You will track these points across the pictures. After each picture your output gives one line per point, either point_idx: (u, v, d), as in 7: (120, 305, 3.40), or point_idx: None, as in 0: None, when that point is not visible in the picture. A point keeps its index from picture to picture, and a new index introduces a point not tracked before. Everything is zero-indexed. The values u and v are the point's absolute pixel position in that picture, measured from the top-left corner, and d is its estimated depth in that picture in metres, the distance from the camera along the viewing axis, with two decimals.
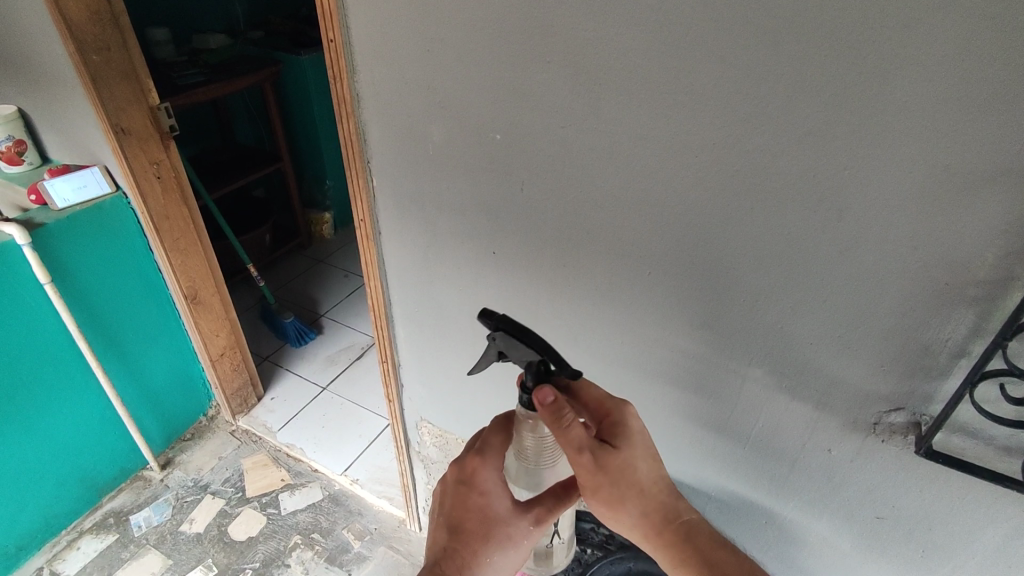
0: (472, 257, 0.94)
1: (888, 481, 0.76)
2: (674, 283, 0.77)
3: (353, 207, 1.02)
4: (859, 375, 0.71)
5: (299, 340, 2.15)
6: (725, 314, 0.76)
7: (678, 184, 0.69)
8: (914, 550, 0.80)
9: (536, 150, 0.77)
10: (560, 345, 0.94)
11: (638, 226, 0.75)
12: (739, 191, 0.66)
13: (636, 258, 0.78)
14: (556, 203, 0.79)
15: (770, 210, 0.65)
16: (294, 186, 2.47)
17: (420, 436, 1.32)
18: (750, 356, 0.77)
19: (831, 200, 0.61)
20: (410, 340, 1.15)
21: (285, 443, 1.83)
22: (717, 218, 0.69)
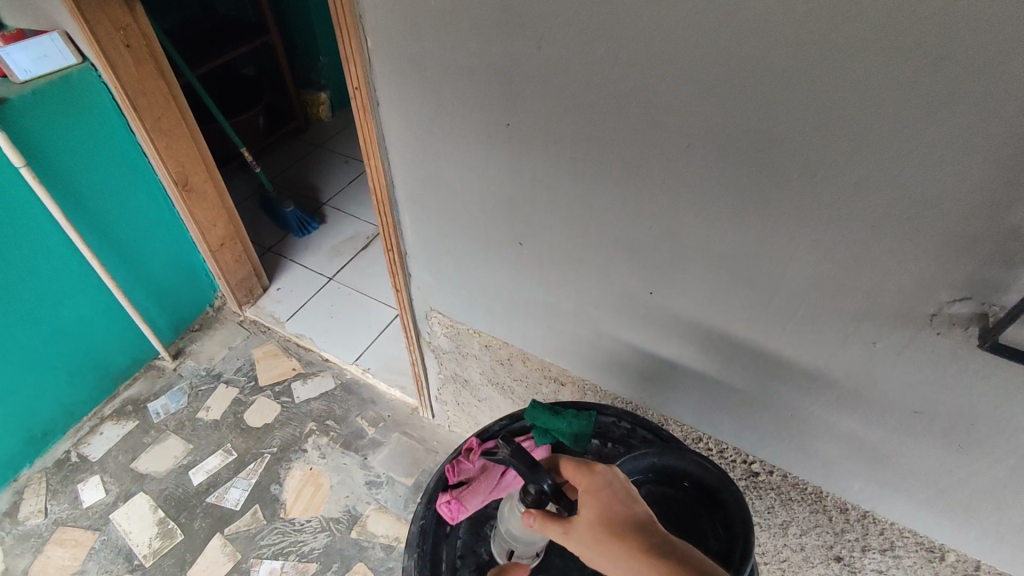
0: (484, 133, 0.83)
1: (934, 375, 0.71)
2: (716, 157, 0.67)
3: (345, 75, 0.89)
4: (923, 262, 0.63)
5: (301, 230, 2.07)
6: (773, 194, 0.66)
7: (734, 34, 0.57)
8: (947, 444, 0.77)
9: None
10: (580, 231, 0.86)
11: (679, 89, 0.63)
12: (810, 39, 0.54)
13: (674, 128, 0.67)
14: (583, 63, 0.67)
15: (846, 63, 0.54)
16: (285, 63, 2.28)
17: (430, 326, 1.28)
18: (796, 241, 0.69)
19: (926, 49, 0.50)
20: (417, 226, 1.07)
21: (295, 333, 1.81)
22: (779, 75, 0.57)
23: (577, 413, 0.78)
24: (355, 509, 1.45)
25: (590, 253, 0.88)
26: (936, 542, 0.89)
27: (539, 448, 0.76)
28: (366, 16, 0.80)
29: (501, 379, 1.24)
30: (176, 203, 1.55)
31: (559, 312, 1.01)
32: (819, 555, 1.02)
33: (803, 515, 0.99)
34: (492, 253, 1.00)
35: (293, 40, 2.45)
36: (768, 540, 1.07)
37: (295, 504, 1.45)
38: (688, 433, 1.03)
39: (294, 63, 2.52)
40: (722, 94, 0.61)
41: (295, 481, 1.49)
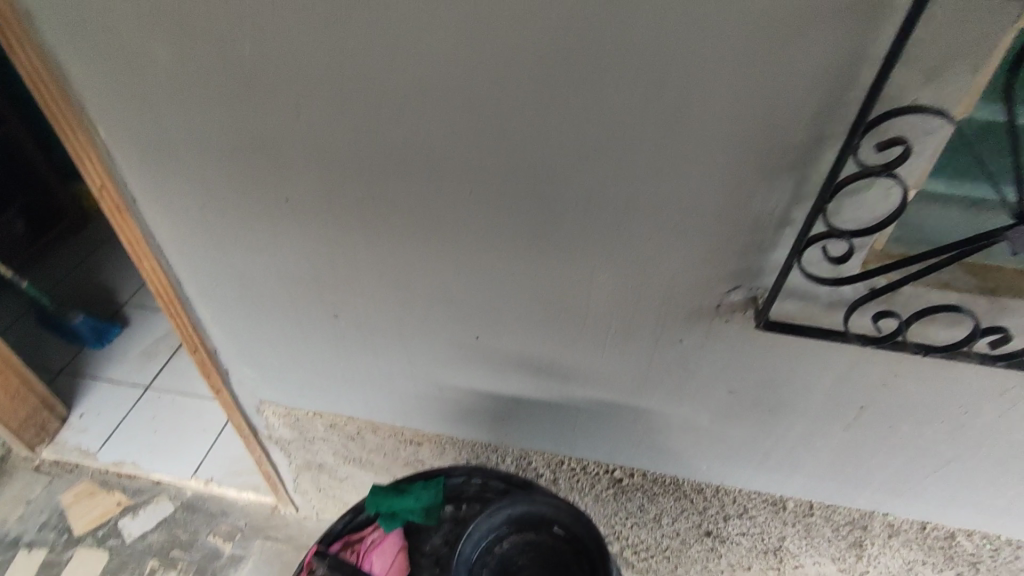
0: (261, 212, 0.77)
1: (734, 356, 0.78)
2: (496, 201, 0.68)
3: (85, 173, 0.78)
4: (698, 262, 0.69)
5: (99, 341, 1.80)
6: (558, 227, 0.69)
7: (472, 82, 0.58)
8: (759, 409, 0.85)
9: (292, 64, 0.61)
10: (394, 291, 0.83)
11: (446, 144, 0.64)
12: (545, 86, 0.57)
13: (448, 178, 0.67)
14: (340, 128, 0.65)
15: (576, 98, 0.57)
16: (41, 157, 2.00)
17: (264, 419, 1.16)
18: (587, 263, 0.72)
19: (635, 75, 0.55)
20: (218, 320, 0.97)
21: (112, 462, 1.56)
22: (529, 120, 0.60)
23: (425, 484, 0.76)
24: None
25: (406, 311, 0.86)
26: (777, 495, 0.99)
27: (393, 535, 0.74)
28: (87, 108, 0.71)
29: (356, 453, 1.16)
30: None
31: (396, 374, 0.97)
32: (693, 535, 1.08)
33: (669, 504, 1.05)
34: (309, 331, 0.93)
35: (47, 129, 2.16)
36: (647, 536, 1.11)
37: None
38: (549, 460, 1.04)
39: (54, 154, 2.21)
40: (480, 140, 0.63)
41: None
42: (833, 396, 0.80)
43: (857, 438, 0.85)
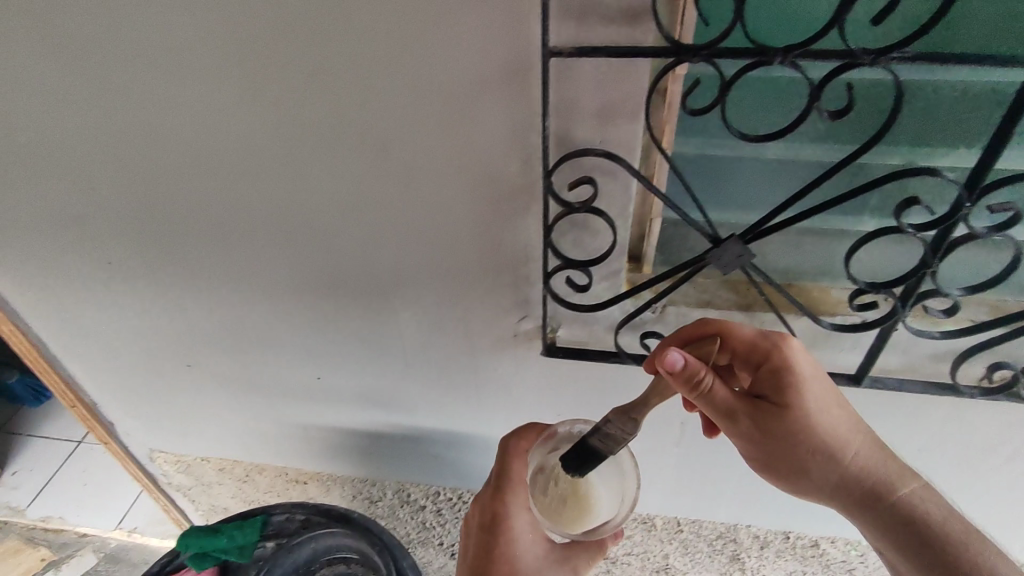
0: (191, 264, 0.75)
1: None
2: (459, 257, 0.67)
3: (30, 244, 0.78)
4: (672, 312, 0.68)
5: (37, 398, 1.85)
6: (520, 283, 0.68)
7: (411, 123, 0.56)
8: (711, 443, 0.85)
9: (242, 139, 0.61)
10: (357, 346, 0.81)
11: (403, 205, 0.63)
12: (503, 151, 0.57)
13: (387, 220, 0.65)
14: (265, 167, 0.62)
15: (512, 145, 0.56)
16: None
17: (160, 467, 1.18)
18: (534, 303, 0.70)
19: (580, 118, 0.53)
20: (89, 371, 0.99)
21: (40, 518, 1.59)
22: (486, 183, 0.59)
23: (242, 524, 0.73)
24: None
25: (347, 358, 0.83)
26: (731, 524, 1.00)
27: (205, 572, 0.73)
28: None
29: (254, 495, 1.19)
30: None
31: (362, 424, 0.95)
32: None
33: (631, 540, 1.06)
34: (274, 386, 0.91)
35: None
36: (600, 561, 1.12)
37: None
38: None
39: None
40: (419, 180, 0.61)
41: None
42: None
43: None
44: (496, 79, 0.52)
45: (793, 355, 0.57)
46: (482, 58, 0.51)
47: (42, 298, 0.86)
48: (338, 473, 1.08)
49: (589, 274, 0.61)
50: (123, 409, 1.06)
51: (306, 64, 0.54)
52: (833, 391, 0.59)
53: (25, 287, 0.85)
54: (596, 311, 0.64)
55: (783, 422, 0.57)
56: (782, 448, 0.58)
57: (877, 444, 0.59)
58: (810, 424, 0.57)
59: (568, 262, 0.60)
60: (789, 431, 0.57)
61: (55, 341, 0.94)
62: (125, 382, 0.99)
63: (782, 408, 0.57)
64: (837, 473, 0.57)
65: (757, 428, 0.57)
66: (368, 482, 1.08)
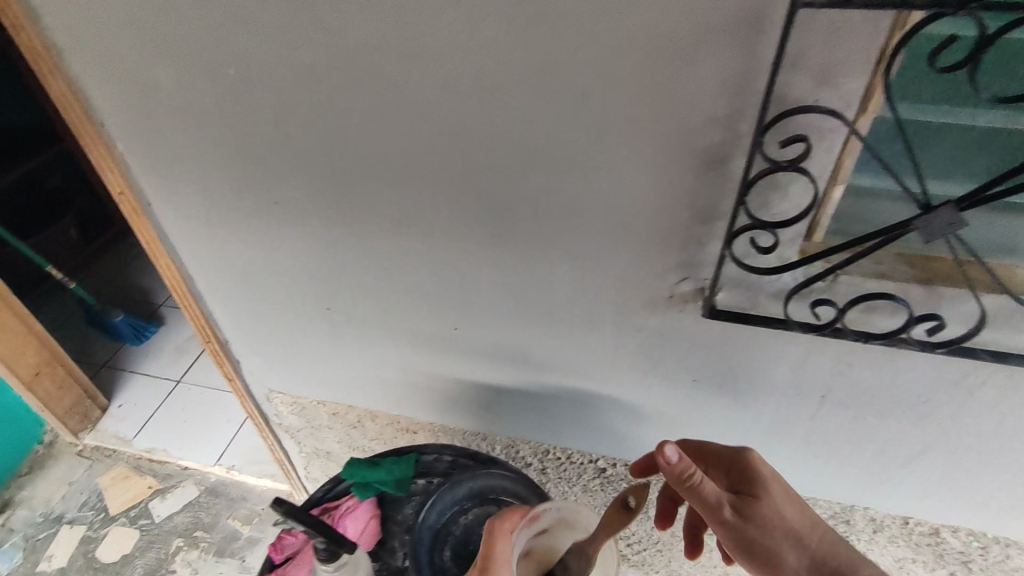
0: (356, 211, 0.78)
1: (865, 375, 0.77)
2: (632, 216, 0.68)
3: (203, 185, 0.82)
4: (845, 283, 0.67)
5: (137, 337, 1.95)
6: (690, 243, 0.69)
7: (620, 76, 0.56)
8: (848, 419, 0.84)
9: (439, 89, 0.62)
10: (504, 299, 0.83)
11: (588, 161, 0.64)
12: (707, 110, 0.56)
13: (569, 176, 0.66)
14: (458, 117, 0.64)
15: (720, 105, 0.56)
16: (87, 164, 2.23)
17: (275, 408, 1.24)
18: (702, 266, 0.71)
19: (804, 77, 0.52)
20: (229, 312, 1.04)
21: (144, 449, 1.69)
22: (681, 141, 0.59)
23: (397, 459, 0.78)
24: None
25: (491, 309, 0.86)
26: (847, 503, 1.00)
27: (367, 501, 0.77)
28: (168, 81, 0.70)
29: (360, 442, 1.24)
30: None
31: (487, 377, 0.98)
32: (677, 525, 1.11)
33: None
34: (408, 335, 0.95)
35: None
36: (698, 528, 1.13)
37: None
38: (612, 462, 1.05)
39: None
40: (613, 136, 0.61)
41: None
42: (925, 409, 0.80)
43: (938, 451, 0.85)
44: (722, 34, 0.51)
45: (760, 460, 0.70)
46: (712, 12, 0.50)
47: (201, 238, 0.91)
48: (450, 426, 1.12)
49: (776, 236, 0.61)
50: (251, 351, 1.12)
51: (524, 15, 0.54)
52: (788, 493, 0.68)
53: (185, 227, 0.90)
54: (774, 274, 0.64)
55: (760, 509, 0.66)
56: (762, 534, 0.64)
57: (830, 538, 0.65)
58: (783, 511, 0.66)
59: (759, 222, 0.59)
60: (762, 518, 0.65)
61: (201, 280, 0.99)
62: (260, 325, 1.04)
63: (757, 498, 0.67)
64: (814, 555, 0.63)
65: (740, 514, 0.65)
66: (479, 437, 1.11)
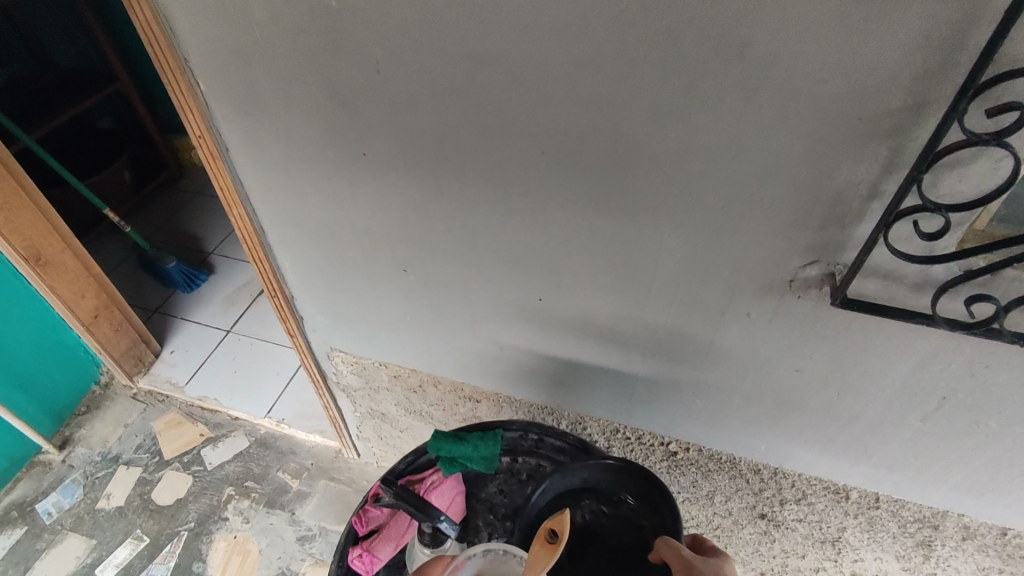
0: (453, 167, 0.73)
1: (998, 382, 0.70)
2: (767, 188, 0.62)
3: (288, 134, 0.77)
4: (1005, 280, 0.60)
5: (189, 285, 1.96)
6: (829, 222, 0.63)
7: (797, 24, 0.50)
8: (965, 426, 0.78)
9: (570, 38, 0.56)
10: (600, 270, 0.78)
11: (729, 124, 0.58)
12: (884, 71, 0.50)
13: (708, 137, 0.60)
14: (593, 65, 0.58)
15: (900, 66, 0.50)
16: (142, 106, 2.21)
17: (334, 366, 1.22)
18: (846, 249, 0.65)
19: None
20: (298, 267, 1.01)
21: (197, 396, 1.71)
22: (844, 105, 0.53)
23: (482, 434, 0.77)
24: (289, 569, 1.38)
25: (583, 281, 0.81)
26: (939, 509, 0.93)
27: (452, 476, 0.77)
28: (261, 15, 0.65)
29: (418, 407, 1.21)
30: (30, 280, 1.40)
31: (564, 352, 0.94)
32: (746, 516, 1.07)
33: (813, 509, 1.01)
34: (488, 302, 0.91)
35: (154, 85, 2.40)
36: (763, 521, 1.05)
37: None
38: (687, 448, 1.01)
39: (151, 92, 2.42)
40: (771, 94, 0.55)
41: (219, 554, 1.40)
42: None
43: None
44: None
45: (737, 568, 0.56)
46: None
47: (279, 189, 0.87)
48: (515, 397, 1.08)
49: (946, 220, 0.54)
50: (317, 307, 1.09)
51: None
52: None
53: (263, 176, 0.86)
54: (931, 264, 0.56)
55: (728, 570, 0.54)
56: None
57: None
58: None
59: (931, 203, 0.53)
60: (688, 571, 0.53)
61: (273, 234, 0.96)
62: (331, 281, 1.01)
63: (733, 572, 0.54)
64: None
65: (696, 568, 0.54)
66: (547, 411, 1.06)
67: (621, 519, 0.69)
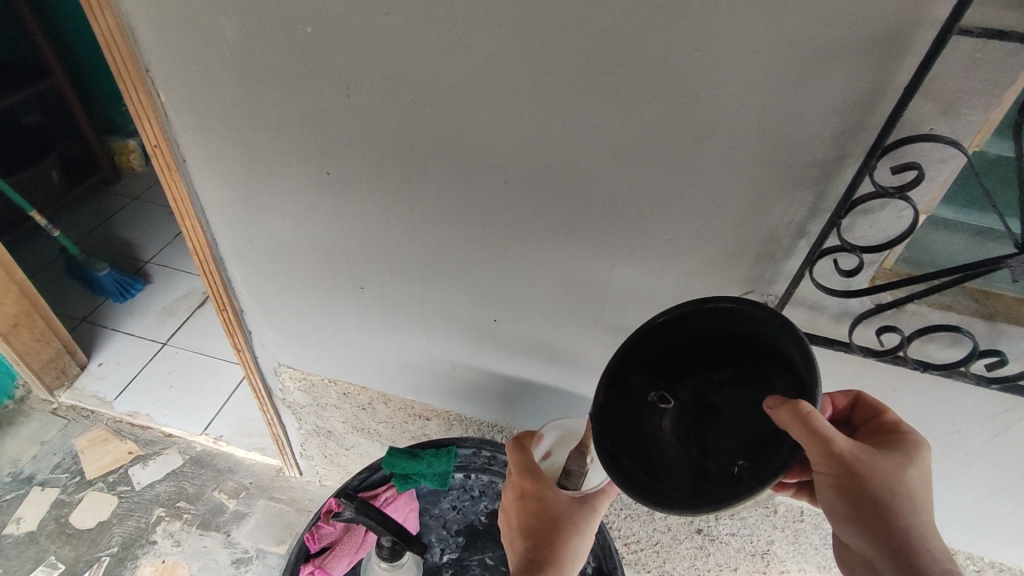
0: (418, 191, 0.76)
1: (907, 405, 0.78)
2: (709, 225, 0.68)
3: (251, 149, 0.78)
4: (911, 315, 0.68)
5: (122, 294, 1.87)
6: (762, 257, 0.70)
7: (739, 81, 0.56)
8: None
9: (535, 79, 0.61)
10: (555, 293, 0.82)
11: (676, 165, 0.64)
12: (809, 126, 0.57)
13: (659, 174, 0.65)
14: (555, 104, 0.62)
15: (823, 124, 0.57)
16: (78, 105, 2.11)
17: (281, 381, 1.20)
18: (777, 281, 0.72)
19: (928, 104, 0.52)
20: (251, 280, 1.00)
21: (126, 412, 1.62)
22: (777, 155, 0.60)
23: (437, 452, 0.78)
24: None
25: (537, 303, 0.85)
26: None
27: (403, 492, 0.78)
28: (232, 32, 0.66)
29: (367, 424, 1.20)
30: None
31: (516, 371, 0.97)
32: (683, 531, 1.11)
33: (745, 523, 1.08)
34: (443, 321, 0.93)
35: (92, 84, 2.31)
36: (700, 536, 1.10)
37: None
38: None
39: (87, 91, 2.32)
40: (713, 141, 0.61)
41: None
42: (957, 443, 0.81)
43: (960, 482, 0.87)
44: (843, 56, 0.52)
45: (874, 467, 0.56)
46: (839, 33, 0.51)
47: (237, 202, 0.86)
48: (466, 415, 1.09)
49: (860, 260, 0.61)
50: (266, 321, 1.07)
51: (641, 13, 0.54)
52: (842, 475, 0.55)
53: (220, 189, 0.85)
54: (848, 297, 0.64)
55: (855, 482, 0.55)
56: (850, 481, 0.55)
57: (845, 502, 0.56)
58: (856, 478, 0.55)
59: (847, 244, 0.60)
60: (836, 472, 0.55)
61: (227, 246, 0.95)
62: (284, 296, 1.00)
63: (852, 478, 0.55)
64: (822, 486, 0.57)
65: (835, 477, 0.55)
66: (496, 429, 1.09)
67: (710, 370, 0.65)
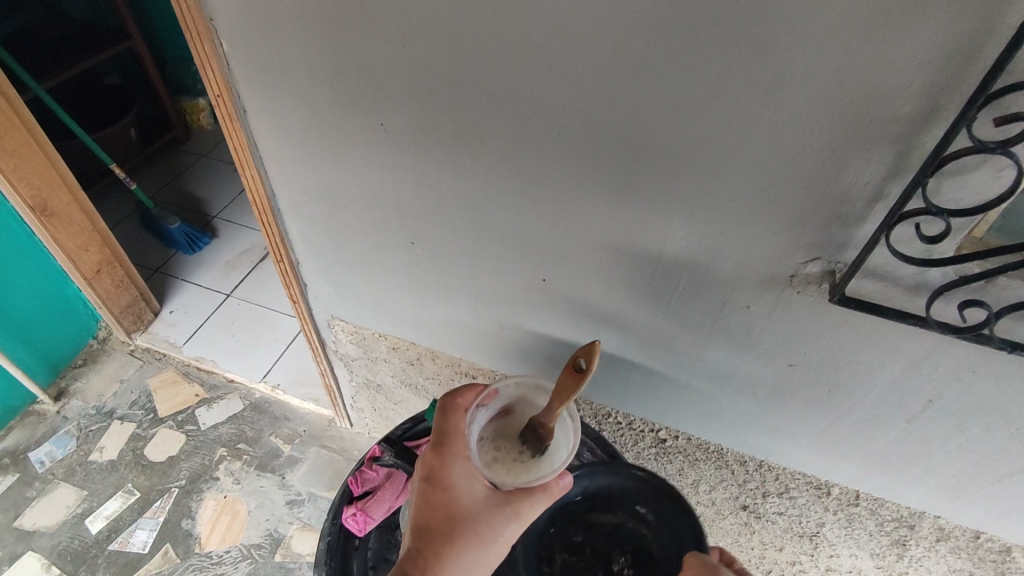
0: (470, 144, 0.74)
1: (987, 387, 0.72)
2: (777, 185, 0.64)
3: (308, 100, 0.78)
4: (1001, 289, 0.61)
5: (191, 246, 1.97)
6: (835, 220, 0.64)
7: (822, 24, 0.51)
8: (952, 428, 0.80)
9: (595, 25, 0.57)
10: (606, 255, 0.80)
11: (746, 120, 0.59)
12: (899, 75, 0.51)
13: (724, 129, 0.61)
14: (616, 52, 0.59)
15: (916, 73, 0.51)
16: (152, 66, 2.19)
17: (334, 334, 1.23)
18: (848, 248, 0.67)
19: None
20: (306, 233, 1.02)
21: (194, 357, 1.72)
22: (860, 107, 0.55)
23: None
24: (277, 531, 1.40)
25: (587, 264, 0.82)
26: (917, 509, 0.96)
27: None
28: None
29: (414, 379, 1.23)
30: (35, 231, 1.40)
31: (563, 334, 0.95)
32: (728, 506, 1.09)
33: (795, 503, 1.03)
34: (491, 280, 0.92)
35: (165, 44, 2.39)
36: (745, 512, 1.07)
37: (211, 536, 1.39)
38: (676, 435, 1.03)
39: (161, 52, 2.41)
40: (788, 92, 0.56)
41: (208, 512, 1.43)
42: None
43: None
44: None
45: None
46: None
47: (293, 154, 0.87)
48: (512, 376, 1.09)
49: (946, 225, 0.56)
50: (320, 274, 1.09)
51: None
52: None
53: (278, 140, 0.86)
54: (929, 267, 0.58)
55: None
56: None
57: None
58: None
59: (934, 207, 0.54)
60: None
61: (283, 198, 0.96)
62: (337, 249, 1.02)
63: None
64: None
65: None
66: None
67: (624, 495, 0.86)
